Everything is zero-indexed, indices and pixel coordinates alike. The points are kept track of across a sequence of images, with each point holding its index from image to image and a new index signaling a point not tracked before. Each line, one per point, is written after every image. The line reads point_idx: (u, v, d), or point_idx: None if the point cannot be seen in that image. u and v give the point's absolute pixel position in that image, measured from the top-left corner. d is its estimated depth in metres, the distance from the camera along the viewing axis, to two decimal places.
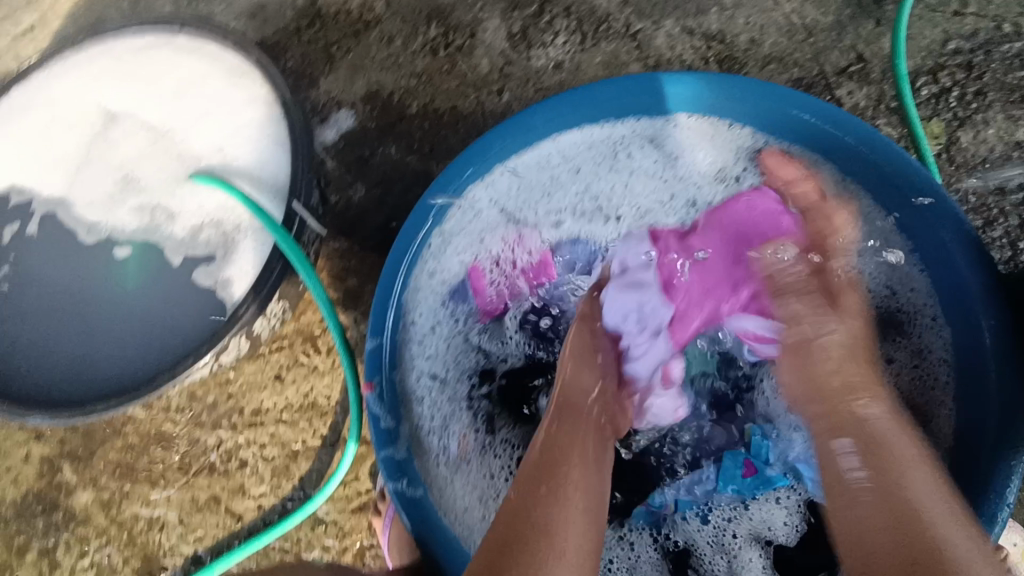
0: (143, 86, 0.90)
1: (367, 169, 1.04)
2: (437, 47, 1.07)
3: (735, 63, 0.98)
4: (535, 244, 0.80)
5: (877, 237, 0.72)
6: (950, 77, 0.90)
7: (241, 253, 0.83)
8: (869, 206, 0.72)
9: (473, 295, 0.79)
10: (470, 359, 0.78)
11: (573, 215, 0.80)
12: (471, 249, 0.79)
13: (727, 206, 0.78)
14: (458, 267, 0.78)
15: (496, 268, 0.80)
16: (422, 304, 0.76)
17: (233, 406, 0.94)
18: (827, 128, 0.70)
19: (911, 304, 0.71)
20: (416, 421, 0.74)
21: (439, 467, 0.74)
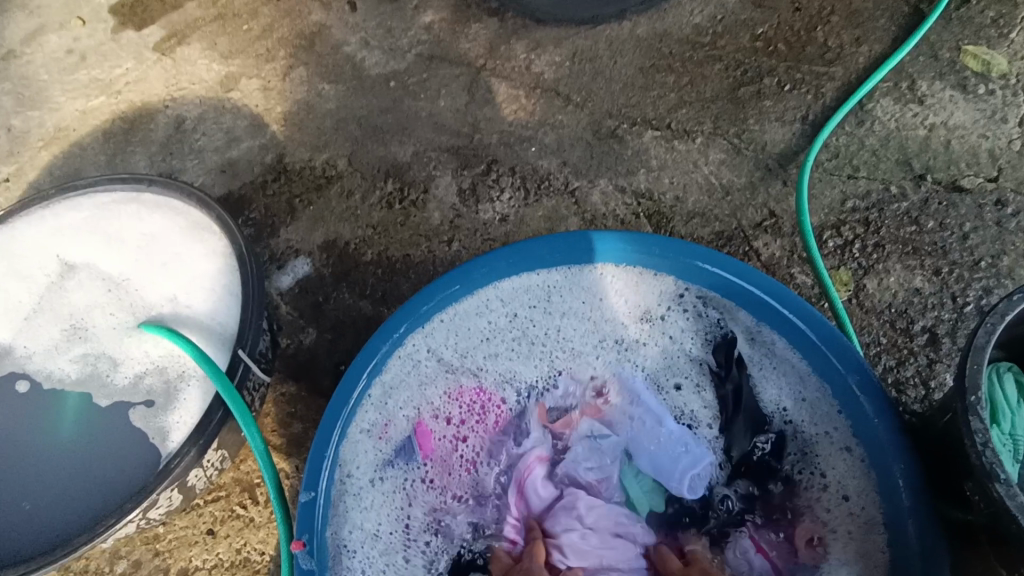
0: (102, 239, 0.93)
1: (320, 313, 1.08)
2: (393, 201, 1.16)
3: (663, 217, 1.09)
4: (479, 391, 0.79)
5: (791, 374, 0.76)
6: (851, 231, 1.01)
7: (183, 402, 0.82)
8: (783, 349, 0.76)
9: (418, 448, 0.76)
10: (410, 511, 0.74)
11: (514, 361, 0.81)
12: (412, 398, 0.78)
13: (654, 343, 0.80)
14: (399, 416, 0.77)
15: (440, 415, 0.78)
16: (360, 454, 0.75)
17: (159, 565, 0.89)
18: (734, 280, 0.77)
19: (828, 441, 0.72)
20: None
21: None
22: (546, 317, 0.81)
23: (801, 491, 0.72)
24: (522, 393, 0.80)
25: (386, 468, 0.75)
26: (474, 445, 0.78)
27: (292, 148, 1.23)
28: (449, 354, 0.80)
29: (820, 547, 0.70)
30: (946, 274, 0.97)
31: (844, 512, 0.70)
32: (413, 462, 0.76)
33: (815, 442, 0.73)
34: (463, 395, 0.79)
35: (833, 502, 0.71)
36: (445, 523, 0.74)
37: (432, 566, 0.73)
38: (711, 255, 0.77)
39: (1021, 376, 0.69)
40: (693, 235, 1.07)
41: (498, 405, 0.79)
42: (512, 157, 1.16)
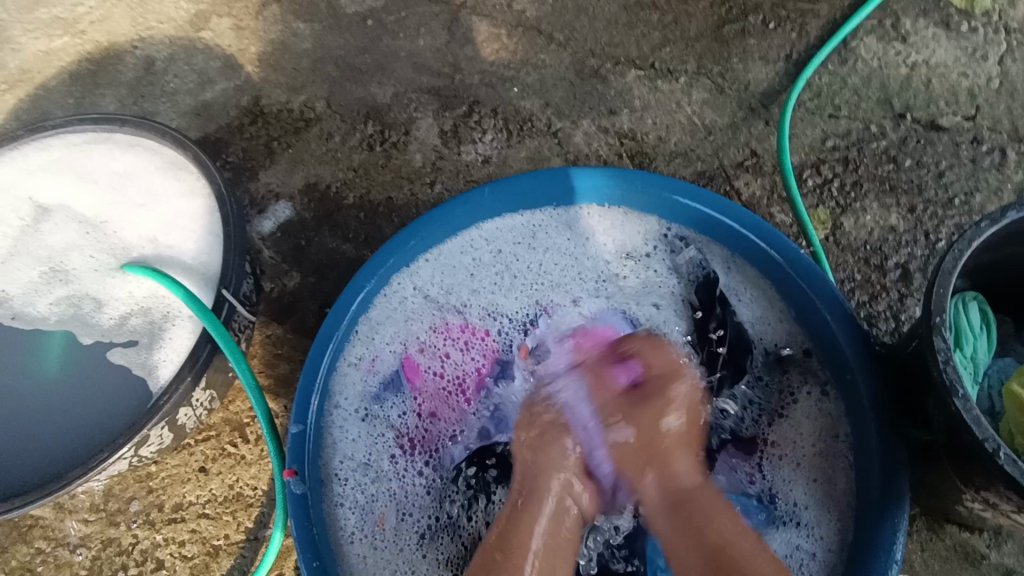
0: (75, 180, 0.92)
1: (303, 257, 1.07)
2: (373, 143, 1.14)
3: (646, 158, 1.09)
4: (465, 327, 0.80)
5: (766, 305, 0.78)
6: (830, 170, 1.02)
7: (168, 342, 0.83)
8: (756, 280, 0.78)
9: (407, 381, 0.78)
10: (397, 443, 0.76)
11: (498, 296, 0.81)
12: (399, 336, 0.79)
13: (636, 279, 0.81)
14: (388, 353, 0.79)
15: (428, 352, 0.80)
16: (348, 387, 0.77)
17: (152, 502, 0.91)
18: (715, 215, 0.78)
19: (803, 365, 0.75)
20: (337, 507, 0.73)
21: (352, 543, 0.72)
22: (529, 255, 0.82)
23: (772, 413, 0.75)
24: (507, 328, 0.81)
25: (373, 401, 0.77)
26: (460, 381, 0.79)
27: (268, 89, 1.20)
28: (435, 292, 0.81)
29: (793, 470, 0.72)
30: (921, 212, 0.99)
31: (809, 441, 0.73)
32: (402, 396, 0.77)
33: (789, 375, 0.75)
34: (448, 333, 0.80)
35: (802, 431, 0.73)
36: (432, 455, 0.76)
37: (416, 493, 0.74)
38: (694, 191, 0.77)
39: (983, 304, 0.72)
40: (676, 175, 1.07)
41: (487, 342, 0.80)
42: (494, 98, 1.15)
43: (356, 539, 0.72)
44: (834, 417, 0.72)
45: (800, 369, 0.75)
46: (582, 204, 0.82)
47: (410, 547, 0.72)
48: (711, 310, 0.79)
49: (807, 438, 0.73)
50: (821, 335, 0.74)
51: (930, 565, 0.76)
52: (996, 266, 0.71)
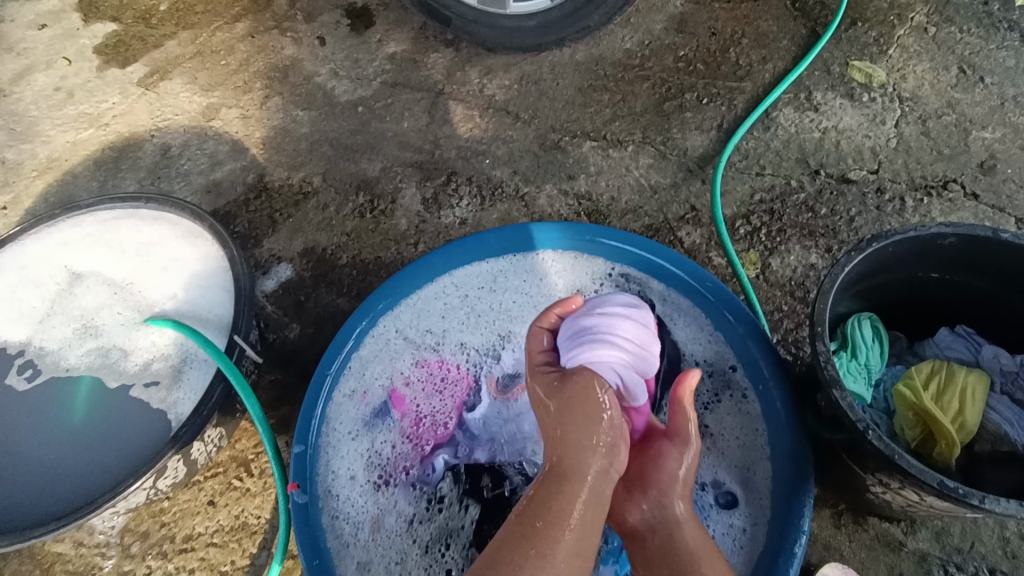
0: (106, 250, 1.06)
1: (302, 311, 1.21)
2: (364, 211, 1.31)
3: (601, 215, 1.25)
4: (441, 362, 0.93)
5: (697, 329, 0.91)
6: (758, 219, 1.18)
7: (185, 381, 0.95)
8: (687, 308, 0.92)
9: (393, 408, 0.89)
10: (385, 462, 0.86)
11: (469, 334, 0.95)
12: (386, 372, 0.92)
13: None
14: (377, 385, 0.91)
15: (412, 384, 0.91)
16: (343, 414, 0.88)
17: (165, 534, 1.00)
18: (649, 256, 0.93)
19: (728, 379, 0.87)
20: (334, 519, 0.82)
21: (348, 548, 0.80)
22: (495, 297, 0.96)
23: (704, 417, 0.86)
24: (477, 359, 0.93)
25: (365, 426, 0.88)
26: (439, 407, 0.90)
27: (271, 168, 1.37)
28: (416, 331, 0.94)
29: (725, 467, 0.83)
30: (837, 252, 1.15)
31: (732, 440, 0.84)
32: (390, 421, 0.88)
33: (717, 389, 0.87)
34: (428, 368, 0.92)
35: (729, 429, 0.85)
36: (418, 471, 0.86)
37: (406, 503, 0.84)
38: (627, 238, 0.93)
39: (876, 323, 0.87)
40: (627, 228, 1.23)
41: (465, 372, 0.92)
42: (469, 169, 1.32)
43: (352, 544, 0.81)
44: (753, 417, 0.85)
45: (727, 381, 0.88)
46: (539, 253, 0.97)
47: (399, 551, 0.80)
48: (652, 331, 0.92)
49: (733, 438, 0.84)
50: (742, 351, 0.87)
51: (856, 552, 0.86)
52: (879, 290, 0.86)
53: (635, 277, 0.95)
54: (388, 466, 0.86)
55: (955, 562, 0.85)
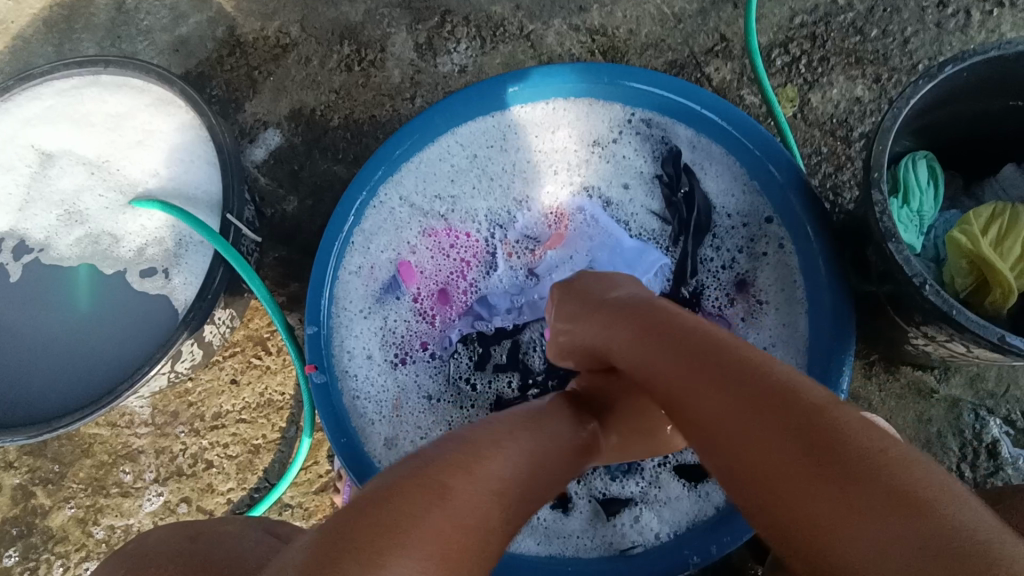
0: (73, 126, 0.96)
1: (297, 181, 1.13)
2: (351, 63, 1.17)
3: (618, 52, 1.11)
4: (449, 230, 0.86)
5: (729, 179, 0.83)
6: (798, 48, 1.04)
7: (185, 265, 0.91)
8: (718, 156, 0.83)
9: (404, 283, 0.84)
10: (401, 339, 0.83)
11: (478, 197, 0.87)
12: (394, 244, 0.85)
13: (607, 163, 0.86)
14: (384, 260, 0.85)
15: (422, 255, 0.86)
16: (353, 293, 0.83)
17: (195, 413, 1.02)
18: (676, 97, 0.81)
19: (763, 232, 0.81)
20: (356, 397, 0.80)
21: (374, 424, 0.80)
22: (503, 155, 0.87)
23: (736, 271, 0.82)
24: (488, 226, 0.87)
25: (377, 303, 0.83)
26: (455, 278, 0.86)
27: (241, 18, 1.21)
28: (421, 198, 0.86)
29: (769, 330, 0.80)
30: (885, 81, 1.01)
31: (773, 294, 0.80)
32: (401, 296, 0.84)
33: (752, 238, 0.82)
34: (437, 236, 0.86)
35: (767, 284, 0.81)
36: (437, 344, 0.83)
37: (427, 377, 0.82)
38: (652, 77, 0.81)
39: (932, 162, 0.78)
40: (647, 66, 1.09)
41: (478, 239, 0.86)
42: (465, 5, 1.16)
43: (377, 420, 0.80)
44: (789, 269, 0.80)
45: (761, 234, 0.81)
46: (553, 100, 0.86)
47: (423, 425, 0.80)
48: (679, 182, 0.84)
49: (771, 291, 0.81)
50: (778, 202, 0.80)
51: (887, 401, 0.85)
52: (944, 126, 0.77)
53: (658, 123, 0.85)
54: (403, 342, 0.83)
55: (987, 405, 0.84)
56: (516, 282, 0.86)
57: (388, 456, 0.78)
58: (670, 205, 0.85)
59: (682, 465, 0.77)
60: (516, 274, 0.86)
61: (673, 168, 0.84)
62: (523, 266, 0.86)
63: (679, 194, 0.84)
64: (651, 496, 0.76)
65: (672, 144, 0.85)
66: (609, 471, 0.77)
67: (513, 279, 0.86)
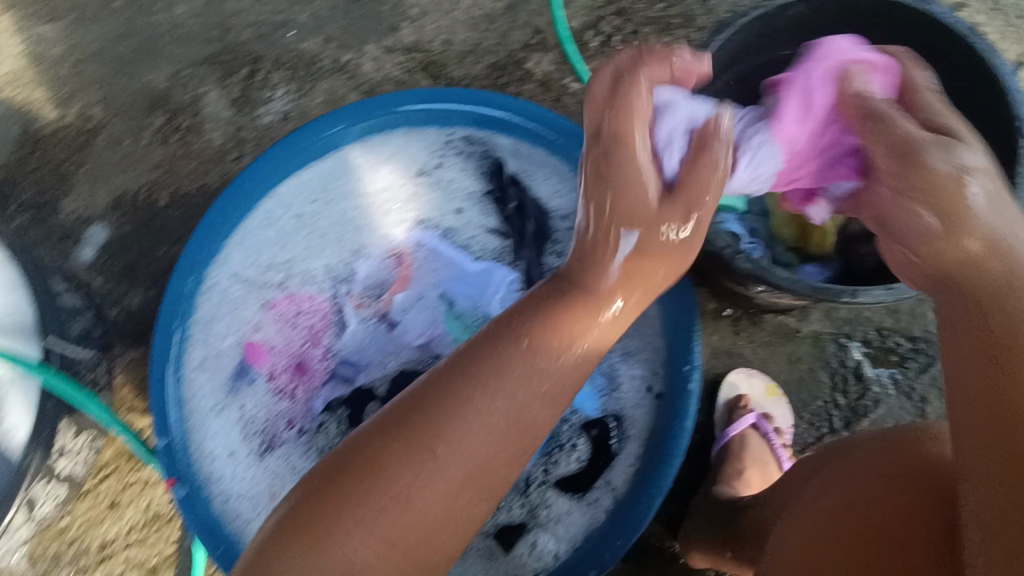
0: None
1: (136, 273, 1.05)
2: (167, 134, 1.10)
3: (437, 66, 1.07)
4: (289, 298, 0.82)
5: (557, 180, 0.82)
6: (609, 26, 1.04)
7: (15, 404, 0.84)
8: (542, 159, 0.82)
9: (253, 365, 0.79)
10: (264, 423, 0.79)
11: (313, 256, 0.83)
12: (235, 326, 0.80)
13: (437, 190, 0.84)
14: (229, 344, 0.79)
15: (269, 330, 0.80)
16: (200, 390, 0.77)
17: (78, 549, 0.93)
18: (487, 110, 0.79)
19: None
20: (226, 499, 0.74)
21: (253, 523, 0.74)
22: (329, 205, 0.83)
23: None
24: (330, 283, 0.84)
25: (230, 392, 0.78)
26: (312, 343, 0.82)
27: (35, 111, 1.10)
28: (252, 269, 0.81)
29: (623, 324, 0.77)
30: (697, 41, 1.03)
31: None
32: (254, 379, 0.79)
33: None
34: (278, 306, 0.81)
35: None
36: (304, 415, 0.80)
37: (300, 454, 0.78)
38: (456, 94, 0.79)
39: None
40: (469, 74, 1.06)
41: (323, 299, 0.83)
42: (272, 48, 1.10)
43: (255, 518, 0.75)
44: None
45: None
46: (368, 136, 0.81)
47: None
48: (509, 194, 0.84)
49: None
50: None
51: (757, 350, 0.87)
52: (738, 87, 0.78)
53: (478, 139, 0.83)
54: (270, 423, 0.79)
55: (846, 332, 0.87)
56: (375, 331, 0.83)
57: None
58: (505, 219, 0.84)
59: (562, 478, 0.75)
60: (371, 324, 0.83)
61: (500, 180, 0.84)
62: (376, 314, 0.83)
63: (510, 205, 0.84)
64: (542, 517, 0.74)
65: (496, 155, 0.83)
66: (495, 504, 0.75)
67: (370, 329, 0.83)
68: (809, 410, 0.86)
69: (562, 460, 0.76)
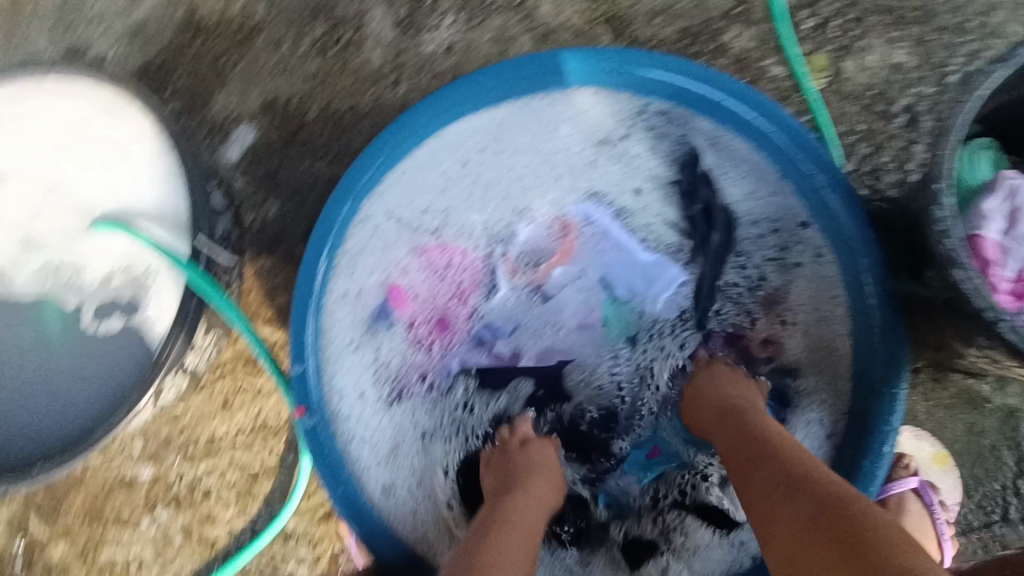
0: (25, 140, 0.86)
1: (277, 183, 1.04)
2: (326, 45, 1.05)
3: (623, 21, 0.97)
4: (442, 247, 0.80)
5: (755, 178, 0.77)
6: (829, 8, 0.91)
7: (159, 294, 0.84)
8: (747, 153, 0.77)
9: (395, 309, 0.79)
10: (394, 369, 0.79)
11: (474, 210, 0.80)
12: (383, 266, 0.79)
13: (612, 165, 0.79)
14: (376, 284, 0.79)
15: (415, 277, 0.80)
16: (340, 322, 0.76)
17: (188, 438, 0.97)
18: (695, 86, 0.73)
19: (798, 238, 0.76)
20: (348, 438, 0.75)
21: (370, 466, 0.76)
22: (497, 157, 0.79)
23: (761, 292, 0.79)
24: (486, 241, 0.81)
25: (368, 332, 0.78)
26: (458, 297, 0.81)
27: None
28: (407, 209, 0.79)
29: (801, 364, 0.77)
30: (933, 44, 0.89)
31: (805, 315, 0.77)
32: (392, 322, 0.79)
33: (784, 251, 0.77)
34: (429, 254, 0.80)
35: (804, 299, 0.77)
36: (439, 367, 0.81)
37: (424, 406, 0.79)
38: (668, 61, 0.72)
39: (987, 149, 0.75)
40: (657, 36, 0.96)
41: (476, 256, 0.81)
42: None
43: (373, 461, 0.77)
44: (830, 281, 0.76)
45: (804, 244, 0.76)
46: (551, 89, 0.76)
47: (419, 464, 0.77)
48: (698, 184, 0.79)
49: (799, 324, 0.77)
50: (816, 202, 0.74)
51: (931, 411, 0.82)
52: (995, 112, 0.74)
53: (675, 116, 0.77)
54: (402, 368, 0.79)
55: None
56: (523, 298, 0.82)
57: (386, 500, 0.75)
58: (687, 215, 0.80)
59: (702, 506, 0.77)
60: (519, 292, 0.82)
61: (691, 168, 0.78)
62: (528, 284, 0.82)
63: (698, 198, 0.79)
64: (677, 544, 0.77)
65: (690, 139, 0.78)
66: (623, 516, 0.79)
67: (517, 295, 0.82)
68: (981, 491, 0.82)
69: (707, 491, 0.77)
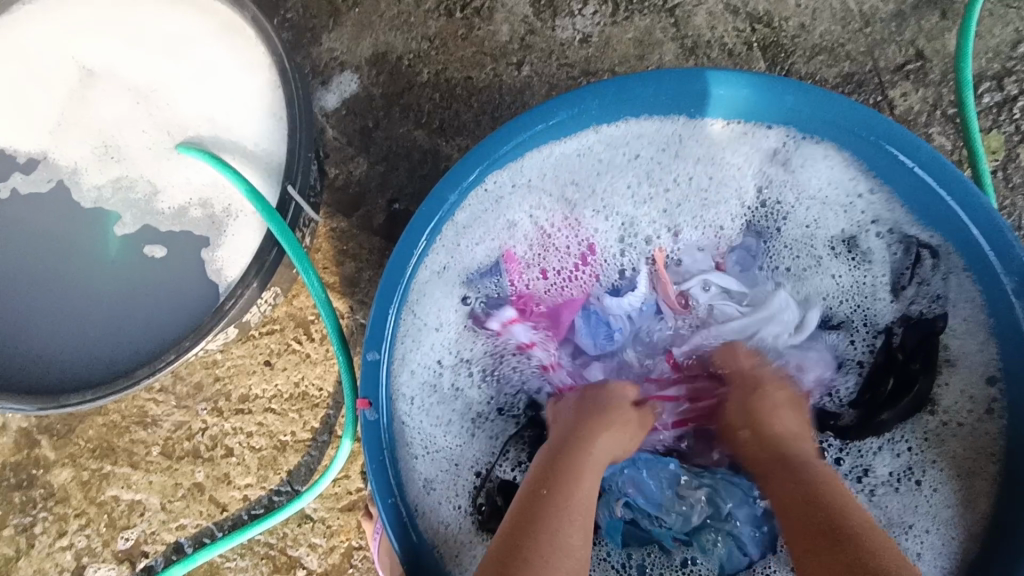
0: (126, 40, 0.80)
1: (369, 141, 0.95)
2: (452, 7, 0.96)
3: (781, 50, 0.88)
4: (570, 222, 0.77)
5: (934, 273, 0.72)
6: (1017, 84, 0.82)
7: (233, 238, 0.77)
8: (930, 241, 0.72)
9: (505, 274, 0.77)
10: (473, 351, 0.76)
11: (614, 199, 0.77)
12: (499, 234, 0.76)
13: (774, 196, 0.77)
14: (493, 251, 0.76)
15: (531, 254, 0.77)
16: (432, 290, 0.74)
17: (220, 390, 0.89)
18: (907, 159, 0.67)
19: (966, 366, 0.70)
20: (405, 422, 0.71)
21: (418, 459, 0.71)
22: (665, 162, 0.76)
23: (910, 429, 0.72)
24: (628, 233, 0.78)
25: (467, 287, 0.76)
26: (567, 293, 0.78)
27: None
28: (545, 184, 0.76)
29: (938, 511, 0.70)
30: None
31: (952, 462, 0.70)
32: (495, 285, 0.77)
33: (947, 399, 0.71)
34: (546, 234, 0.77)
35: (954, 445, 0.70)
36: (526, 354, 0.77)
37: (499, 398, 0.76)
38: (882, 125, 0.67)
39: None
40: (815, 76, 0.87)
41: (604, 245, 0.78)
42: None
43: (421, 455, 0.72)
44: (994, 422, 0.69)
45: (958, 363, 0.71)
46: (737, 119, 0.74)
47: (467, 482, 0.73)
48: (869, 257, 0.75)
49: (929, 466, 0.71)
50: (1002, 315, 0.67)
51: None
52: None
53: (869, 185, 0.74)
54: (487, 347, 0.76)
55: None
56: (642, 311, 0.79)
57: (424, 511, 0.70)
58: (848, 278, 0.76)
59: None
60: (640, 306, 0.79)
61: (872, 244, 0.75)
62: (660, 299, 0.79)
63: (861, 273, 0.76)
64: None
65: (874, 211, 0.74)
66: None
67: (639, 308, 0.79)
68: None
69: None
